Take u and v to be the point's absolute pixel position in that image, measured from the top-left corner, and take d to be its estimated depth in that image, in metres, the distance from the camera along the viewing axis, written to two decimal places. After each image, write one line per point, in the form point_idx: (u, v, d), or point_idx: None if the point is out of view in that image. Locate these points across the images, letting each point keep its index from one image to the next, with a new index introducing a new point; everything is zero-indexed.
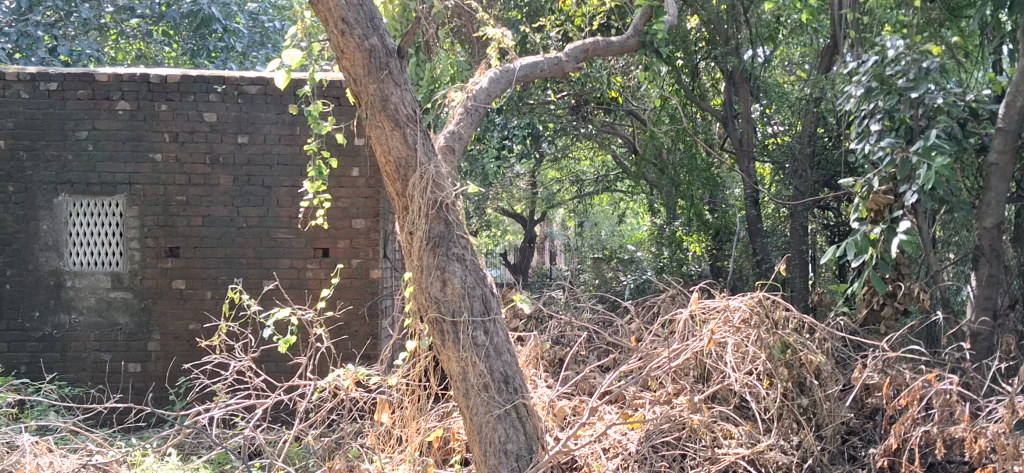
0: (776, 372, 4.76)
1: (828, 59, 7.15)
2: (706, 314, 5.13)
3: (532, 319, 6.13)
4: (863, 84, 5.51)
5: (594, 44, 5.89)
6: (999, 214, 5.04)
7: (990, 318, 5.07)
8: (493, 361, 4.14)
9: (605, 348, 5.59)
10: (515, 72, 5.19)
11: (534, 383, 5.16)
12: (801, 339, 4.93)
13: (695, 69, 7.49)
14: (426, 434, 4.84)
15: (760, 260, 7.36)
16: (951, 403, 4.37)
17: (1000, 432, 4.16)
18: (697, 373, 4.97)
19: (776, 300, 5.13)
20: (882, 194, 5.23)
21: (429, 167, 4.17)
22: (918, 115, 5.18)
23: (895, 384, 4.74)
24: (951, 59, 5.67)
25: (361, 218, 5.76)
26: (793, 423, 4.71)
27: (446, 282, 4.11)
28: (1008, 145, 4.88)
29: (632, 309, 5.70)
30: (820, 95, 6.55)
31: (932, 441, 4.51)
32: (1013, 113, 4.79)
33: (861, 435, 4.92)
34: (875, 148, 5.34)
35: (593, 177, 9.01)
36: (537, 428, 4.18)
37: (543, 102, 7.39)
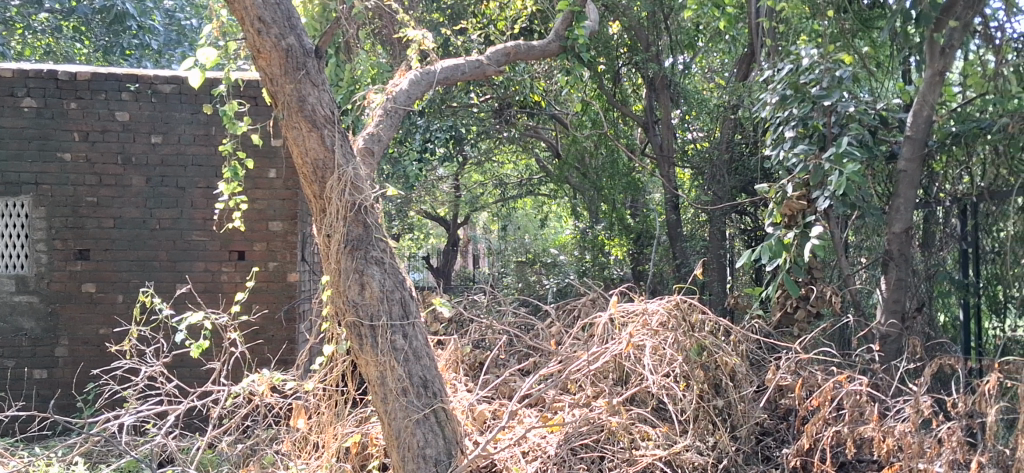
0: (692, 374, 4.83)
1: (746, 66, 7.29)
2: (625, 317, 5.16)
3: (453, 323, 6.09)
4: (778, 92, 5.64)
5: (516, 47, 5.90)
6: (908, 220, 5.18)
7: (898, 320, 5.22)
8: (413, 365, 4.10)
9: (525, 351, 5.59)
10: (435, 75, 5.17)
11: (454, 387, 5.12)
12: (717, 341, 5.01)
13: (617, 74, 7.58)
14: (343, 440, 4.77)
15: (680, 264, 7.45)
16: (861, 403, 4.49)
17: (906, 431, 4.28)
18: (616, 375, 5.01)
19: (693, 304, 5.20)
20: (795, 200, 5.36)
21: (347, 168, 4.13)
22: (830, 123, 5.31)
23: (807, 385, 4.84)
24: (862, 68, 5.83)
25: (279, 221, 5.69)
26: (709, 424, 4.77)
27: (365, 286, 4.05)
28: (915, 153, 5.06)
29: (553, 312, 5.71)
30: (737, 102, 6.67)
31: (843, 441, 4.61)
32: (919, 122, 4.99)
33: (775, 436, 5.01)
34: (789, 155, 5.46)
35: (516, 180, 9.01)
36: (456, 433, 4.16)
37: (465, 105, 7.35)
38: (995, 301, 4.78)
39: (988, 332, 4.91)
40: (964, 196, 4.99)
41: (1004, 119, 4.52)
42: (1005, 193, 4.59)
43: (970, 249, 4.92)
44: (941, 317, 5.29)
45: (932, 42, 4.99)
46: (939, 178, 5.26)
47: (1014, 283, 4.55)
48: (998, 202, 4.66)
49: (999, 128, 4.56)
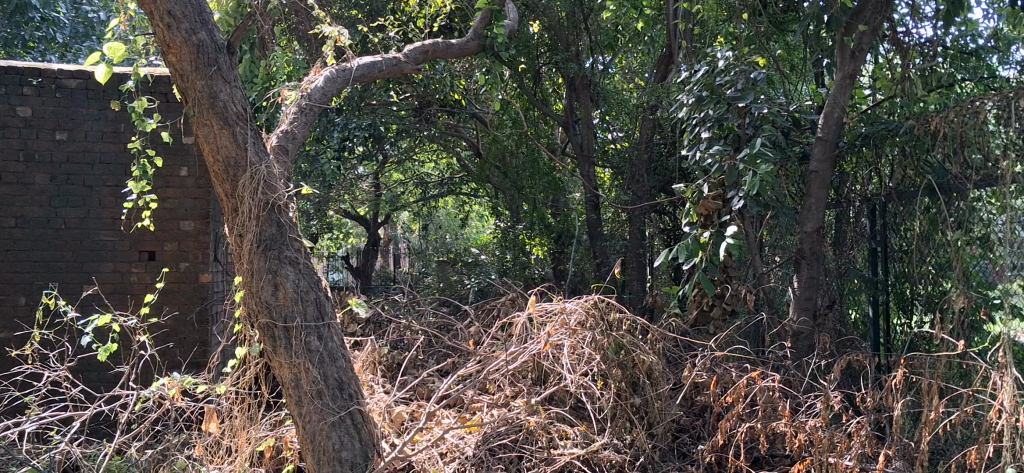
0: (610, 373, 4.84)
1: (664, 67, 7.36)
2: (544, 317, 5.17)
3: (371, 324, 6.03)
4: (694, 93, 5.68)
5: (434, 45, 5.87)
6: (819, 219, 5.28)
7: (810, 318, 5.31)
8: (328, 367, 4.03)
9: (444, 352, 5.54)
10: (352, 72, 5.10)
11: (370, 388, 5.06)
12: (634, 340, 5.03)
13: (538, 74, 7.59)
14: (256, 445, 4.67)
15: (600, 263, 7.46)
16: (774, 398, 4.55)
17: (817, 426, 4.36)
18: (535, 375, 5.00)
19: (611, 303, 5.22)
20: (711, 200, 5.43)
21: (260, 167, 4.03)
22: (745, 124, 5.37)
23: (721, 382, 4.91)
24: (776, 71, 5.95)
25: (190, 219, 5.56)
26: (627, 422, 4.78)
27: (278, 286, 3.97)
28: (827, 154, 5.14)
29: (472, 312, 5.67)
30: (656, 102, 6.73)
31: (756, 437, 4.67)
32: (831, 123, 5.08)
33: (691, 433, 5.07)
34: (705, 155, 5.51)
35: (437, 179, 8.95)
36: (373, 435, 4.09)
37: (385, 103, 7.27)
38: (901, 298, 4.91)
39: (895, 328, 5.04)
40: (873, 195, 5.11)
41: (909, 121, 4.65)
42: (911, 193, 4.72)
43: (878, 248, 5.04)
44: (851, 314, 5.42)
45: (843, 46, 5.16)
46: (849, 178, 5.37)
47: (920, 280, 4.69)
48: (904, 201, 4.80)
49: (905, 130, 4.68)
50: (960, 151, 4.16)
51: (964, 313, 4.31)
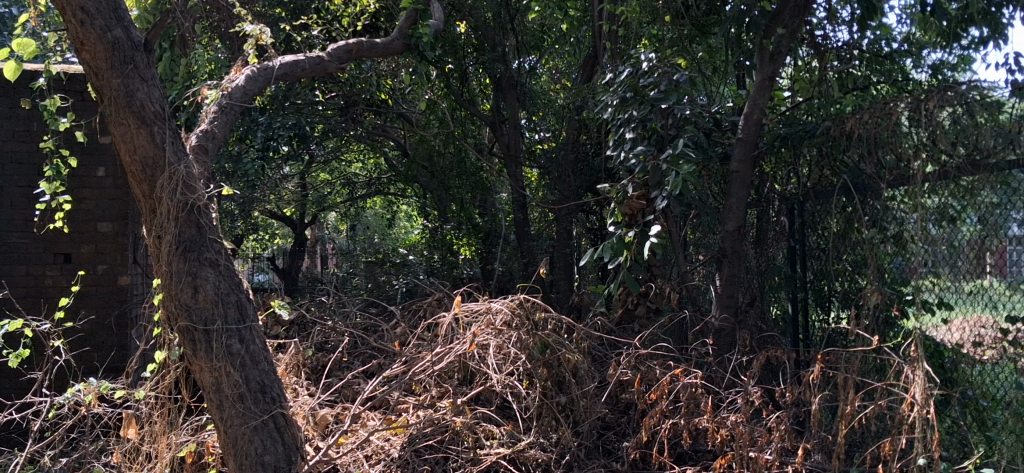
0: (535, 372, 4.84)
1: (589, 68, 7.44)
2: (469, 317, 5.16)
3: (296, 326, 5.99)
4: (619, 94, 5.74)
5: (358, 44, 5.83)
6: (740, 218, 5.37)
7: (731, 314, 5.40)
8: (250, 370, 3.98)
9: (370, 353, 5.51)
10: (275, 71, 5.02)
11: (295, 392, 5.06)
12: (560, 339, 5.02)
13: (465, 74, 7.61)
14: (177, 450, 4.55)
15: (528, 262, 7.47)
16: (696, 394, 4.64)
17: (738, 422, 4.44)
18: (461, 375, 4.95)
19: (536, 302, 5.21)
20: (635, 200, 5.51)
21: (179, 167, 3.96)
22: (667, 125, 5.44)
23: (645, 379, 4.93)
24: (698, 73, 6.09)
25: (108, 221, 5.44)
26: (552, 421, 4.80)
27: (198, 289, 3.91)
28: (747, 154, 5.24)
29: (398, 313, 5.65)
30: (581, 103, 6.78)
31: (680, 433, 4.73)
32: (750, 124, 5.19)
33: (616, 430, 5.11)
34: (629, 156, 5.52)
35: (365, 179, 8.91)
36: (297, 439, 4.04)
37: (310, 102, 7.21)
38: (819, 295, 5.03)
39: (814, 323, 5.10)
40: (791, 195, 5.23)
41: (825, 122, 4.77)
42: (828, 192, 4.84)
43: (797, 246, 5.16)
44: (772, 311, 5.50)
45: (763, 49, 5.29)
46: (769, 178, 5.48)
47: (837, 277, 4.81)
48: (822, 200, 4.92)
49: (822, 131, 4.79)
50: (873, 151, 4.28)
51: (878, 309, 4.42)
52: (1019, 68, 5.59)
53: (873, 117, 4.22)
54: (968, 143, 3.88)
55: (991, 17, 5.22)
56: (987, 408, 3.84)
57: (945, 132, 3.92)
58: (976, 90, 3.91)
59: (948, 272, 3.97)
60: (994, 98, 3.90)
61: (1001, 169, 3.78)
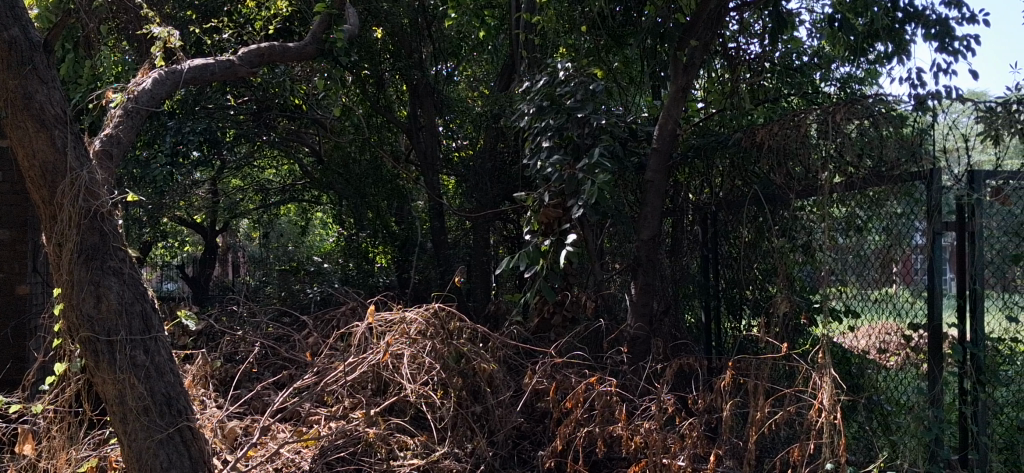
0: (449, 382, 4.80)
1: (507, 77, 7.45)
2: (383, 327, 5.07)
3: (204, 336, 5.86)
4: (535, 103, 5.73)
5: (270, 48, 5.71)
6: (655, 227, 5.41)
7: (646, 323, 5.44)
8: (155, 382, 3.83)
9: (281, 364, 5.42)
10: (183, 74, 4.89)
11: (202, 404, 4.93)
12: (475, 348, 4.97)
13: (381, 80, 7.54)
14: (77, 466, 4.38)
15: (445, 270, 7.44)
16: (611, 402, 4.64)
17: (652, 429, 4.45)
18: (374, 386, 4.87)
19: (451, 311, 5.15)
20: (551, 208, 5.52)
21: (82, 172, 3.80)
22: (584, 134, 5.45)
23: (561, 388, 4.92)
24: (614, 84, 6.16)
25: (6, 228, 5.55)
26: (467, 430, 4.75)
27: (101, 298, 3.77)
28: (661, 164, 5.29)
29: (310, 322, 5.55)
30: (498, 112, 6.78)
31: (594, 441, 4.74)
32: (665, 135, 5.23)
33: (531, 439, 5.10)
34: (545, 165, 5.50)
35: (279, 186, 8.76)
36: (204, 452, 3.90)
37: (222, 106, 7.05)
38: (731, 303, 5.11)
39: (726, 331, 5.21)
40: (704, 205, 5.31)
41: (737, 134, 4.84)
42: (739, 202, 4.91)
43: (710, 254, 5.24)
44: (687, 319, 5.57)
45: (677, 60, 5.34)
46: (683, 188, 5.54)
47: (748, 285, 4.89)
48: (733, 210, 4.99)
49: (734, 142, 4.86)
50: (783, 163, 4.36)
51: (788, 316, 4.51)
52: (921, 82, 5.80)
53: (783, 129, 4.28)
54: (873, 156, 3.94)
55: (895, 33, 5.41)
56: (893, 413, 3.93)
57: (852, 143, 3.95)
58: (881, 103, 3.97)
59: (856, 279, 4.07)
60: (900, 111, 3.95)
61: (905, 180, 3.84)
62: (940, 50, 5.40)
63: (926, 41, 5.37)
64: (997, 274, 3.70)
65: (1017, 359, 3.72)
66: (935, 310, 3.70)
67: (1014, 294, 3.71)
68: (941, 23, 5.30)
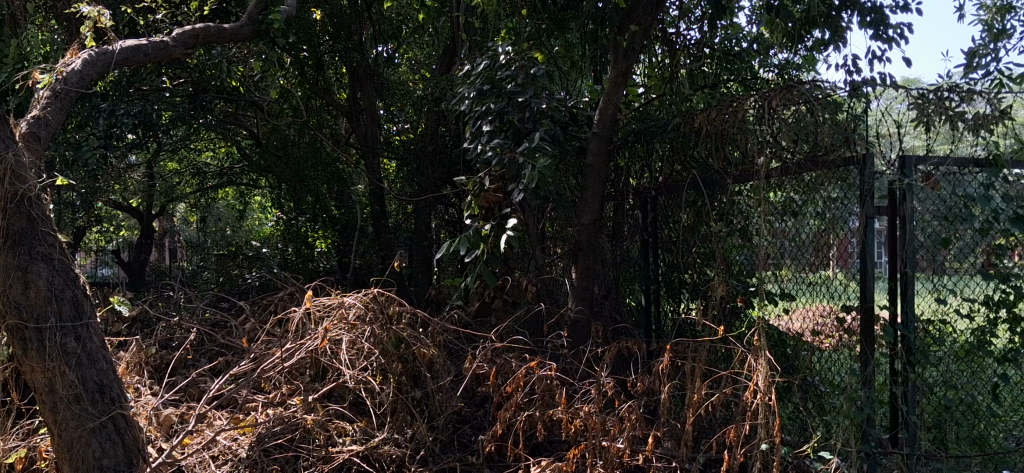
0: (389, 367, 4.75)
1: (449, 60, 7.42)
2: (321, 313, 5.03)
3: (139, 323, 5.76)
4: (476, 87, 5.70)
5: (205, 29, 5.60)
6: (596, 212, 5.42)
7: (586, 307, 5.45)
8: (86, 370, 3.74)
9: (217, 350, 5.35)
10: (114, 55, 4.77)
11: (137, 392, 4.88)
12: (415, 333, 4.92)
13: (320, 62, 7.45)
14: (4, 456, 4.21)
15: (385, 255, 7.40)
16: (551, 386, 4.65)
17: (591, 412, 4.48)
18: (312, 372, 4.83)
19: (391, 295, 5.09)
20: (492, 193, 5.51)
21: (7, 154, 3.68)
22: (525, 118, 5.43)
23: (502, 372, 4.90)
24: (554, 68, 6.16)
25: None
26: (407, 416, 4.72)
27: (29, 285, 3.66)
28: (601, 148, 5.30)
29: (247, 307, 5.48)
30: (439, 95, 6.73)
31: (535, 424, 4.74)
32: (605, 119, 5.24)
33: (472, 423, 5.10)
34: (486, 149, 5.47)
35: (216, 169, 8.62)
36: (139, 440, 3.81)
37: (157, 88, 6.96)
38: (670, 287, 5.15)
39: (665, 314, 5.24)
40: (643, 190, 5.33)
41: (676, 119, 4.88)
42: (678, 187, 4.95)
43: (650, 239, 5.27)
44: (627, 302, 5.60)
45: (618, 46, 5.36)
46: (624, 173, 5.56)
47: (686, 269, 4.92)
48: (672, 195, 5.02)
49: (674, 127, 4.88)
50: (720, 148, 4.40)
51: (725, 299, 4.56)
52: (857, 69, 5.89)
53: (721, 115, 4.33)
54: (809, 142, 3.97)
55: (831, 20, 5.49)
56: (827, 394, 3.99)
57: (788, 129, 3.99)
58: (818, 89, 3.96)
59: (792, 262, 4.10)
60: (836, 97, 3.94)
61: (840, 166, 3.87)
62: (875, 37, 5.49)
63: (861, 29, 5.46)
64: (928, 258, 3.78)
65: (945, 339, 3.78)
66: (868, 292, 3.74)
67: (942, 277, 3.78)
68: (876, 11, 5.38)
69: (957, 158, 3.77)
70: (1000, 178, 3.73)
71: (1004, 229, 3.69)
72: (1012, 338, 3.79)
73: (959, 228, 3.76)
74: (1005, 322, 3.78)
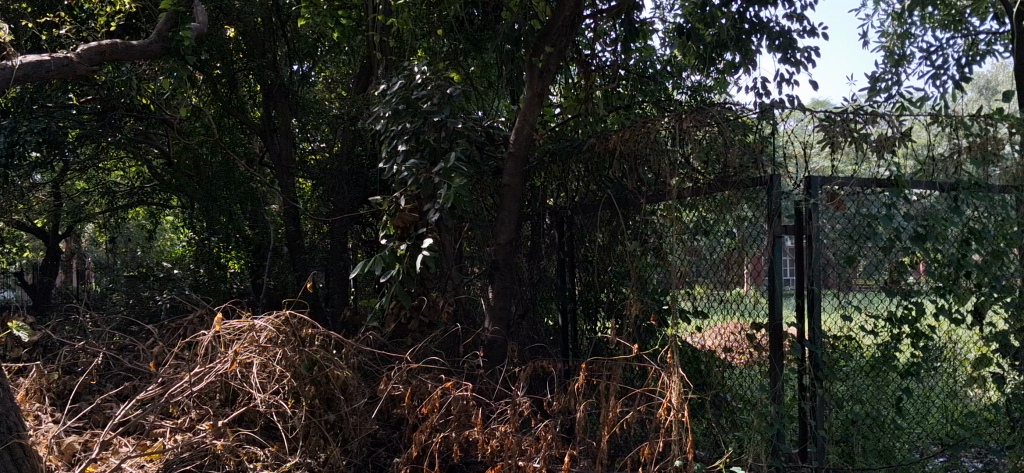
0: (301, 391, 4.65)
1: (365, 79, 7.38)
2: (232, 336, 4.90)
3: (41, 348, 5.56)
4: (390, 106, 5.63)
5: (112, 46, 5.44)
6: (512, 231, 5.41)
7: (503, 327, 5.42)
8: None
9: (124, 375, 5.20)
10: (13, 72, 4.63)
11: (38, 420, 4.72)
12: (327, 355, 4.79)
13: (234, 80, 7.34)
14: None
15: (300, 276, 7.29)
16: (467, 407, 4.62)
17: (507, 431, 4.47)
18: (223, 396, 4.73)
19: (304, 317, 4.95)
20: (407, 212, 5.46)
21: None
22: (441, 138, 5.42)
23: (417, 393, 4.85)
24: (471, 88, 6.18)
25: None
26: (320, 440, 4.65)
27: None
28: (517, 168, 5.31)
29: (155, 331, 5.34)
30: (355, 114, 6.69)
31: (451, 445, 4.71)
32: (521, 140, 5.24)
33: (386, 446, 5.06)
34: (401, 169, 5.44)
35: (126, 188, 8.40)
36: (36, 469, 3.69)
37: (63, 105, 6.87)
38: (586, 306, 5.17)
39: (582, 333, 5.27)
40: (559, 209, 5.35)
41: (590, 140, 4.92)
42: (592, 207, 4.98)
43: (566, 258, 5.30)
44: (544, 322, 5.62)
45: (533, 66, 5.39)
46: (540, 192, 5.58)
47: (601, 288, 4.95)
48: (587, 214, 5.05)
49: (588, 147, 4.93)
50: (634, 169, 4.46)
51: (639, 318, 4.59)
52: (766, 91, 6.05)
53: (634, 136, 4.39)
54: (719, 164, 4.05)
55: (742, 44, 5.62)
56: (739, 410, 4.04)
57: (700, 150, 4.06)
58: (729, 112, 4.05)
59: (706, 281, 4.09)
60: (746, 120, 4.06)
61: (748, 185, 3.95)
62: (784, 61, 5.64)
63: (770, 53, 5.60)
64: (836, 275, 3.85)
65: (853, 355, 3.86)
66: (776, 310, 3.82)
67: (850, 294, 3.84)
68: (784, 35, 5.54)
69: (862, 178, 3.85)
70: (903, 198, 3.87)
71: (907, 246, 3.84)
72: (915, 352, 3.93)
73: (864, 246, 3.83)
74: (908, 337, 3.92)
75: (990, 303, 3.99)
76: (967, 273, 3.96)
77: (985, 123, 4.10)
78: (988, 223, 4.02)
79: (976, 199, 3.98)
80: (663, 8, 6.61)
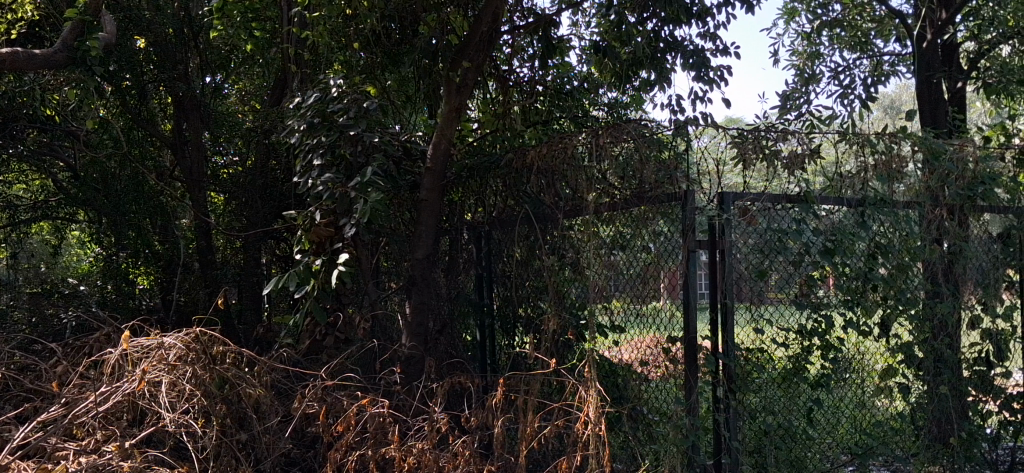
0: (212, 409, 4.53)
1: (280, 92, 7.28)
2: (139, 353, 4.72)
3: None
4: (305, 120, 5.53)
5: (11, 55, 5.27)
6: (430, 246, 5.35)
7: (420, 342, 5.35)
8: None
9: (23, 396, 4.98)
10: None
11: None
12: (240, 372, 4.72)
13: (144, 92, 7.09)
14: None
15: (212, 292, 7.12)
16: (384, 424, 4.54)
17: (424, 447, 4.41)
18: (130, 416, 4.53)
19: (215, 334, 4.83)
20: (323, 227, 5.30)
21: None
22: (356, 153, 5.34)
23: (332, 411, 4.75)
24: (387, 102, 6.13)
25: None
26: (231, 460, 4.52)
27: None
28: (435, 183, 5.27)
29: (58, 350, 5.12)
30: (269, 127, 6.57)
31: (366, 463, 4.62)
32: (439, 154, 5.19)
33: (300, 465, 4.97)
34: (316, 183, 5.34)
35: (29, 202, 8.09)
36: None
37: None
38: (504, 321, 5.15)
39: (500, 348, 5.25)
40: (477, 224, 5.33)
41: (508, 155, 4.92)
42: (510, 221, 4.97)
43: (484, 273, 5.27)
44: (462, 337, 5.57)
45: (450, 81, 5.37)
46: (459, 207, 5.58)
47: (518, 303, 4.94)
48: (504, 229, 5.04)
49: (505, 162, 4.93)
50: (551, 184, 4.48)
51: (557, 332, 4.59)
52: (681, 108, 6.15)
53: (550, 152, 4.41)
54: (635, 179, 4.08)
55: (656, 61, 5.70)
56: (655, 423, 4.05)
57: (617, 166, 4.11)
58: (646, 129, 4.10)
59: (623, 296, 4.11)
60: (662, 137, 4.10)
61: (664, 201, 3.96)
62: (697, 79, 5.75)
63: (684, 70, 5.70)
64: (749, 288, 3.89)
65: (765, 367, 3.92)
66: (690, 323, 3.83)
67: (762, 308, 3.89)
68: (698, 53, 5.64)
69: (773, 195, 3.91)
70: (812, 213, 3.95)
71: (817, 260, 3.92)
72: (824, 364, 4.01)
73: (775, 260, 3.89)
74: (817, 349, 4.00)
75: (894, 315, 4.10)
76: (873, 286, 4.04)
77: (889, 141, 4.26)
78: (894, 237, 4.15)
79: (882, 214, 4.10)
80: (580, 25, 6.67)
